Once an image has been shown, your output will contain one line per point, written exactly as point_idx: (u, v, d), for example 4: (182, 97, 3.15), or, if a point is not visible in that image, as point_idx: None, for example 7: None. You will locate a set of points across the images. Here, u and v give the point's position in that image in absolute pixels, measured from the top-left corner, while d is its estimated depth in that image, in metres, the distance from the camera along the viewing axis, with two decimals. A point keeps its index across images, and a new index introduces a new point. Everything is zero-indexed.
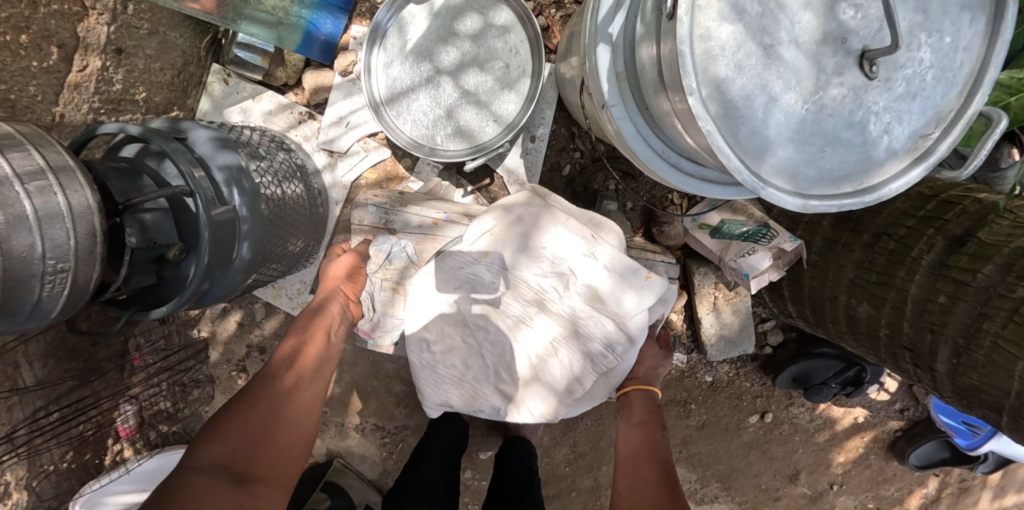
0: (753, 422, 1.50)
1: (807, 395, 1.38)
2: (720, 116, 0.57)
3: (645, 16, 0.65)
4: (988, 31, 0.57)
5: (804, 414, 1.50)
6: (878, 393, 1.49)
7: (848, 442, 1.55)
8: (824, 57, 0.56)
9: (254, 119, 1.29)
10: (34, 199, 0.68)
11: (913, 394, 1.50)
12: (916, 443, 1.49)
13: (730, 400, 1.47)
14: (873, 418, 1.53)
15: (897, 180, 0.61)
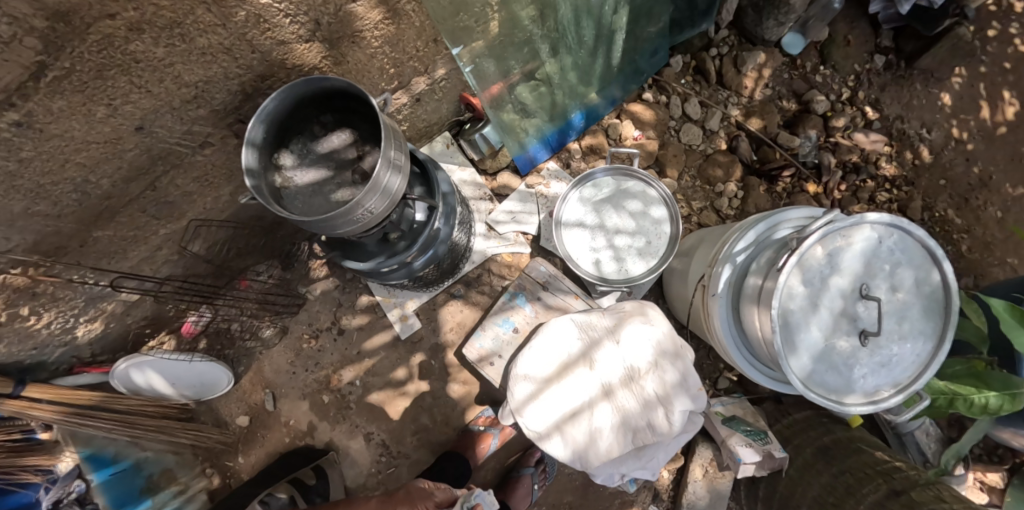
0: None
1: None
2: (780, 326, 1.01)
3: (759, 260, 1.14)
4: (933, 352, 1.02)
5: None
6: None
7: None
8: (843, 322, 1.01)
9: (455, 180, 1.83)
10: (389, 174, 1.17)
11: None
12: None
13: None
14: None
15: (861, 408, 1.02)
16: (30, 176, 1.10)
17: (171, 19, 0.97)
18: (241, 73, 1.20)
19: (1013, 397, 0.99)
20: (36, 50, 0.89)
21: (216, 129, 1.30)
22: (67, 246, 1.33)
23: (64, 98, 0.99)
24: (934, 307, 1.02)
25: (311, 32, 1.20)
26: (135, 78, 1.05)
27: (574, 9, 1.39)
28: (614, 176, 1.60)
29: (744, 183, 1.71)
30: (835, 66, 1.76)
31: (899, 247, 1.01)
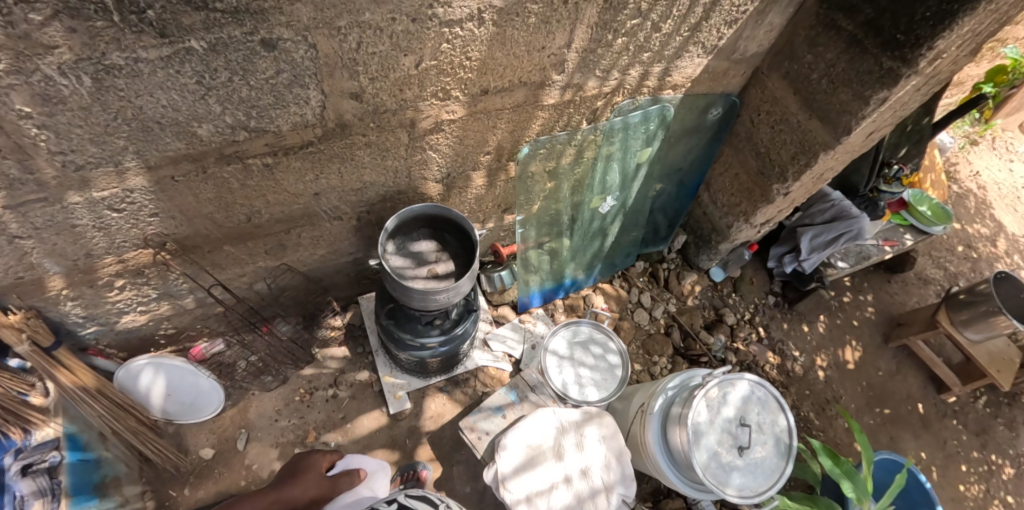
0: None
1: None
2: (693, 432, 1.61)
3: (681, 394, 1.77)
4: (780, 470, 1.64)
5: None
6: None
7: None
8: (729, 438, 1.64)
9: None
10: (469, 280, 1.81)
11: None
12: None
13: None
14: None
15: (738, 499, 1.58)
16: (236, 195, 1.64)
17: (387, 144, 1.73)
18: (388, 184, 1.88)
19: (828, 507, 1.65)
20: (313, 135, 1.58)
21: (350, 210, 1.91)
22: (200, 247, 1.74)
23: (299, 163, 1.65)
24: (781, 442, 1.67)
25: (439, 176, 1.95)
26: (342, 168, 1.74)
27: (590, 214, 2.32)
28: (588, 327, 2.19)
29: (672, 360, 2.41)
30: (743, 295, 2.63)
31: (761, 400, 1.70)
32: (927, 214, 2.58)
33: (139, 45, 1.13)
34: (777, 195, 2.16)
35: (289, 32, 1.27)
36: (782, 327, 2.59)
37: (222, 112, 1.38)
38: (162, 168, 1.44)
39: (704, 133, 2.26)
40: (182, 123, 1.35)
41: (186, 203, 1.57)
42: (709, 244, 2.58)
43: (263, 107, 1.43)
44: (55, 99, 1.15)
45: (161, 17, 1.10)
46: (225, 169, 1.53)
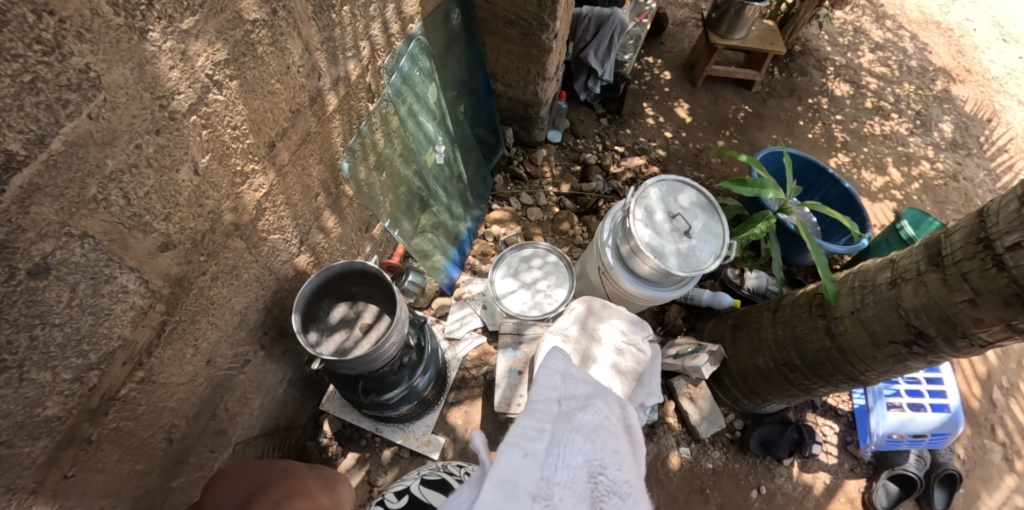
0: (755, 496, 2.19)
1: (775, 454, 2.21)
2: (654, 250, 1.87)
3: (618, 233, 1.97)
4: (717, 224, 1.99)
5: (786, 483, 2.23)
6: (827, 456, 2.31)
7: (830, 504, 2.23)
8: (675, 232, 1.93)
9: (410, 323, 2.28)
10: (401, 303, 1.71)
11: (851, 454, 2.32)
12: (872, 489, 2.23)
13: (732, 479, 2.21)
14: (836, 479, 2.28)
15: (713, 264, 1.90)
16: (138, 433, 1.37)
17: (232, 263, 1.51)
18: (263, 294, 1.66)
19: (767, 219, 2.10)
20: (161, 313, 1.34)
21: (253, 347, 1.68)
22: (151, 507, 1.48)
23: (170, 347, 1.40)
24: (702, 205, 2.02)
25: (298, 247, 1.77)
26: (211, 317, 1.49)
27: (432, 170, 2.28)
28: (512, 253, 2.27)
29: (585, 224, 2.60)
30: (586, 135, 2.94)
31: (669, 191, 2.02)
32: None
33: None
34: (550, 41, 2.36)
35: (47, 243, 1.04)
36: (628, 134, 3.00)
37: (54, 375, 1.12)
38: (47, 478, 1.18)
39: (458, 39, 2.31)
40: (24, 419, 1.09)
41: (99, 485, 1.30)
42: (533, 120, 2.75)
43: (87, 333, 1.18)
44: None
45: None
46: (106, 421, 1.27)
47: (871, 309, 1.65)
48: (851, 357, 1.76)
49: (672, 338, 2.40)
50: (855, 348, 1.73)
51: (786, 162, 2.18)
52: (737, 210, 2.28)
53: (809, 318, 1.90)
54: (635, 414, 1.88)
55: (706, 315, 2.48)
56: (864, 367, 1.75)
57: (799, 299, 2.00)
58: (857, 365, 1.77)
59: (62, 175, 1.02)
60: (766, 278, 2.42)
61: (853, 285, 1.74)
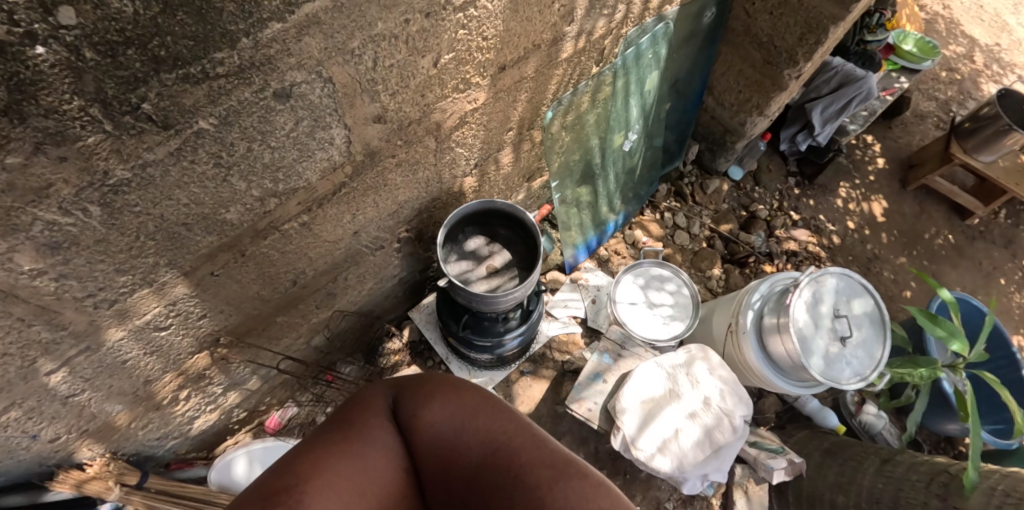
0: None
1: None
2: (799, 339, 1.69)
3: (769, 303, 1.80)
4: (881, 346, 1.74)
5: None
6: None
7: None
8: (830, 333, 1.73)
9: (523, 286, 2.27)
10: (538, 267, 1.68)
11: None
12: None
13: None
14: None
15: (853, 385, 1.69)
16: (277, 266, 1.47)
17: (417, 158, 1.54)
18: (423, 197, 1.70)
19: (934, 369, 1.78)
20: (345, 175, 1.39)
21: (391, 237, 1.74)
22: (255, 328, 1.61)
23: (336, 208, 1.46)
24: (875, 320, 1.77)
25: (470, 168, 1.77)
26: (377, 197, 1.54)
27: (613, 154, 2.20)
28: (648, 265, 2.19)
29: (725, 270, 2.47)
30: (766, 186, 2.72)
31: (847, 288, 1.79)
32: (915, 52, 2.75)
33: (143, 147, 0.95)
34: (790, 79, 2.14)
35: (300, 74, 1.07)
36: (810, 205, 2.72)
37: (247, 188, 1.20)
38: (200, 268, 1.29)
39: (702, 37, 2.15)
40: (209, 213, 1.17)
41: (231, 292, 1.42)
42: (724, 146, 2.56)
43: (287, 164, 1.24)
44: (66, 242, 1.00)
45: (159, 107, 0.91)
46: (262, 244, 1.36)
47: None
48: None
49: (754, 426, 2.23)
50: None
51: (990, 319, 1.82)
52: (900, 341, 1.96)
53: (923, 492, 1.67)
54: (688, 479, 1.76)
55: (801, 423, 2.27)
56: None
57: (920, 466, 1.76)
58: None
59: (340, 19, 1.04)
60: (886, 423, 2.14)
61: (995, 486, 1.50)
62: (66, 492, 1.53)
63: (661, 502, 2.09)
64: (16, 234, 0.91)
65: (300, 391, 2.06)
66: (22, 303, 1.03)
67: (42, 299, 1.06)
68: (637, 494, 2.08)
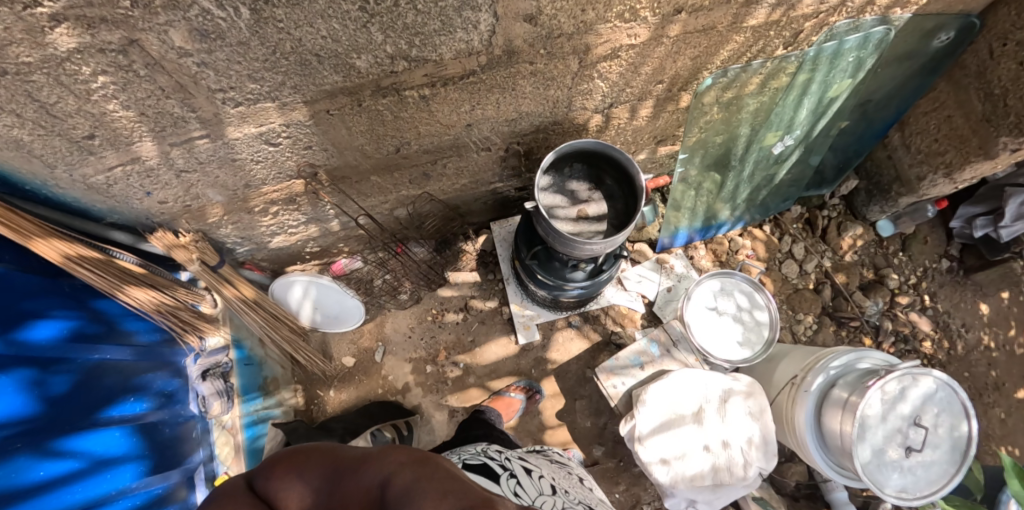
0: None
1: None
2: (858, 427, 1.50)
3: (848, 377, 1.59)
4: (949, 475, 1.52)
5: None
6: None
7: None
8: (898, 436, 1.52)
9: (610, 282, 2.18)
10: (626, 231, 1.58)
11: None
12: None
13: None
14: None
15: (894, 499, 1.51)
16: (387, 127, 1.49)
17: (555, 74, 1.44)
18: (546, 117, 1.63)
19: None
20: (478, 64, 1.34)
21: (501, 144, 1.71)
22: (349, 178, 1.68)
23: (459, 94, 1.43)
24: (958, 447, 1.53)
25: (605, 106, 1.66)
26: (501, 98, 1.48)
27: (759, 153, 1.98)
28: (741, 281, 1.98)
29: (819, 320, 2.24)
30: (912, 256, 2.36)
31: (945, 401, 1.54)
32: None
33: None
34: (1003, 150, 1.76)
35: None
36: (951, 299, 2.34)
37: (382, 42, 1.21)
38: (318, 102, 1.34)
39: (924, 60, 1.80)
40: (341, 53, 1.22)
41: (339, 136, 1.48)
42: (885, 194, 2.23)
43: (426, 33, 1.22)
44: (214, 34, 1.08)
45: None
46: (379, 102, 1.39)
47: None
48: None
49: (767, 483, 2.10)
50: None
51: None
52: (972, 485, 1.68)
53: None
54: (674, 497, 1.69)
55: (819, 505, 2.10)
56: None
57: None
58: None
59: None
60: None
61: None
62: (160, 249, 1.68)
63: (640, 502, 2.07)
64: (175, 10, 1.00)
65: (369, 251, 2.16)
66: (167, 76, 1.15)
67: (183, 78, 1.16)
68: (621, 483, 2.09)
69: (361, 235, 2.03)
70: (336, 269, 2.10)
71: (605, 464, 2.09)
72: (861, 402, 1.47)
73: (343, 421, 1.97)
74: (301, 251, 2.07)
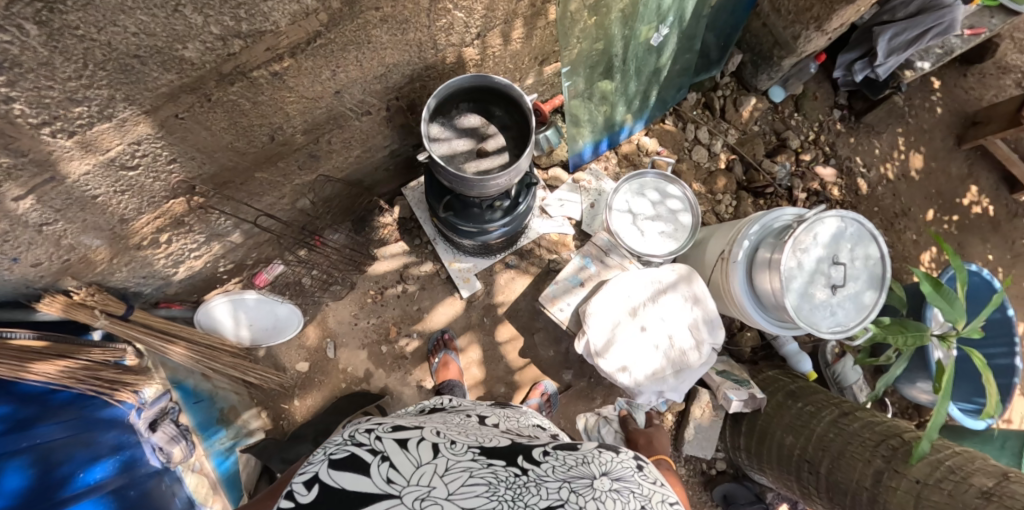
0: None
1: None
2: (786, 280, 1.59)
3: (768, 239, 1.68)
4: (874, 300, 1.65)
5: None
6: None
7: None
8: (822, 278, 1.63)
9: (535, 225, 2.19)
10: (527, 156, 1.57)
11: None
12: None
13: None
14: None
15: (831, 334, 1.63)
16: (250, 117, 1.39)
17: (406, 15, 1.36)
18: (416, 63, 1.56)
19: (922, 336, 1.71)
20: (320, 24, 1.25)
21: (379, 102, 1.63)
22: (231, 182, 1.58)
23: (312, 61, 1.33)
24: (876, 272, 1.66)
25: (472, 38, 1.60)
26: (359, 55, 1.40)
27: (639, 49, 1.97)
28: (653, 177, 2.04)
29: (737, 196, 2.34)
30: (806, 114, 2.47)
31: (855, 234, 1.66)
32: None
33: None
34: None
35: None
36: (848, 144, 2.49)
37: (205, 23, 1.10)
38: (161, 108, 1.23)
39: None
40: (163, 47, 1.10)
41: (201, 139, 1.37)
42: (769, 61, 2.29)
43: (250, 3, 1.12)
44: (6, 63, 0.95)
45: None
46: (229, 91, 1.28)
47: (941, 497, 1.46)
48: None
49: (727, 355, 2.25)
50: None
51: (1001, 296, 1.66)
52: (896, 303, 1.86)
53: (870, 448, 1.71)
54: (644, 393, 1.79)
55: (776, 362, 2.27)
56: None
57: (877, 425, 1.78)
58: None
59: None
60: (861, 379, 2.13)
61: (941, 460, 1.56)
62: (52, 315, 1.55)
63: None
64: None
65: (287, 252, 2.06)
66: None
67: None
68: (598, 397, 2.19)
69: (271, 237, 1.93)
70: (259, 281, 2.02)
71: (578, 386, 2.17)
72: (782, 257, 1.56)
73: (314, 425, 1.95)
74: (211, 274, 1.95)
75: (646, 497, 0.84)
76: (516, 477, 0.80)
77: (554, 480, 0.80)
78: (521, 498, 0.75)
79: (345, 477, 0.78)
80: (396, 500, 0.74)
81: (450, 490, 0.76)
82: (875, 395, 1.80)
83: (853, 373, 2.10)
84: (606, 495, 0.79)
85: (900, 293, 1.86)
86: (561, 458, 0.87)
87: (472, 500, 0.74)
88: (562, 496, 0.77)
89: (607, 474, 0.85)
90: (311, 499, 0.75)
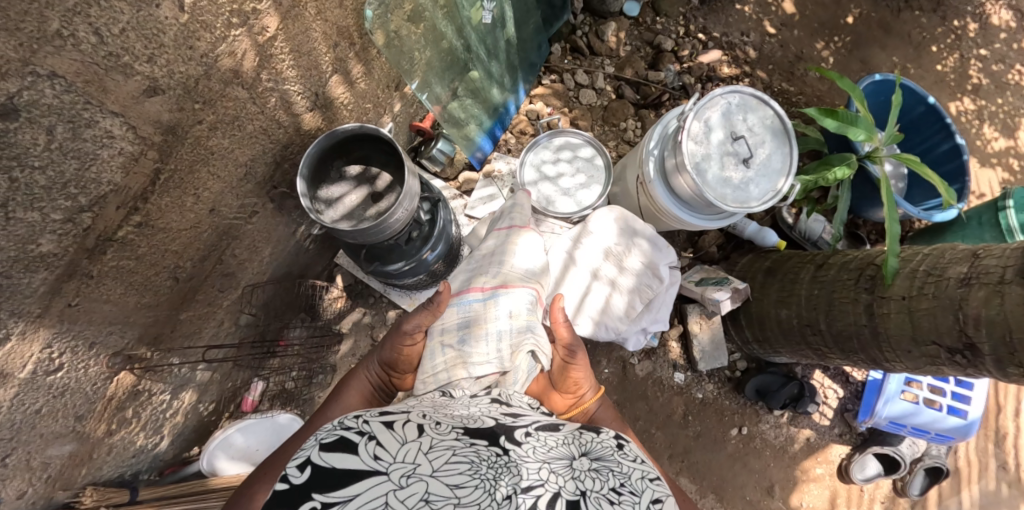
0: (734, 435, 2.22)
1: (767, 401, 2.16)
2: (698, 175, 1.60)
3: (668, 145, 1.69)
4: (788, 153, 1.68)
5: (770, 430, 2.24)
6: (820, 417, 2.26)
7: (806, 460, 2.25)
8: (730, 157, 1.65)
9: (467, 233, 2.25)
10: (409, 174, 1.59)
11: (845, 421, 2.26)
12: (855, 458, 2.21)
13: (717, 414, 2.22)
14: (822, 439, 2.26)
15: (764, 204, 1.63)
16: (142, 271, 1.41)
17: (232, 113, 1.39)
18: (272, 146, 1.59)
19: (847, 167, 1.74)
20: (154, 161, 1.27)
21: (259, 197, 1.67)
22: (162, 333, 1.60)
23: (168, 195, 1.35)
24: (777, 128, 1.69)
25: (311, 100, 1.64)
26: (211, 167, 1.43)
27: (478, 32, 1.95)
28: (549, 139, 2.06)
29: (639, 117, 2.37)
30: (667, 13, 2.49)
31: (741, 104, 1.68)
32: None
33: None
34: None
35: (12, 82, 0.91)
36: (718, 20, 2.50)
37: (44, 216, 1.08)
38: (52, 305, 1.22)
39: None
40: (19, 254, 1.08)
41: (108, 313, 1.38)
42: None
43: (75, 177, 1.11)
44: None
45: None
46: (105, 259, 1.28)
47: (927, 302, 1.43)
48: (883, 342, 1.60)
49: (698, 264, 2.29)
50: (892, 336, 1.56)
51: (899, 93, 1.65)
52: (815, 144, 1.86)
53: (853, 288, 1.69)
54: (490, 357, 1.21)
55: (745, 248, 2.29)
56: (894, 355, 1.60)
57: (851, 262, 1.76)
58: (886, 351, 1.61)
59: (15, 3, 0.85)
60: (825, 225, 2.15)
61: (917, 268, 1.51)
62: None
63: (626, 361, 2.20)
64: None
65: (260, 368, 2.09)
66: None
67: None
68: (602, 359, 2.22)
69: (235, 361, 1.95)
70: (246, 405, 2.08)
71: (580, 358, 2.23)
72: (682, 156, 1.57)
73: None
74: (199, 420, 1.98)
75: (624, 473, 0.78)
76: (497, 456, 0.71)
77: (534, 460, 0.73)
78: (502, 476, 0.67)
79: (336, 456, 0.69)
80: (383, 476, 0.65)
81: (436, 466, 0.67)
82: (832, 238, 1.84)
83: (817, 223, 2.13)
84: (586, 473, 0.73)
85: (814, 133, 1.86)
86: (541, 439, 0.82)
87: (456, 476, 0.65)
88: (542, 475, 0.69)
89: (586, 455, 0.80)
90: (303, 479, 0.66)
